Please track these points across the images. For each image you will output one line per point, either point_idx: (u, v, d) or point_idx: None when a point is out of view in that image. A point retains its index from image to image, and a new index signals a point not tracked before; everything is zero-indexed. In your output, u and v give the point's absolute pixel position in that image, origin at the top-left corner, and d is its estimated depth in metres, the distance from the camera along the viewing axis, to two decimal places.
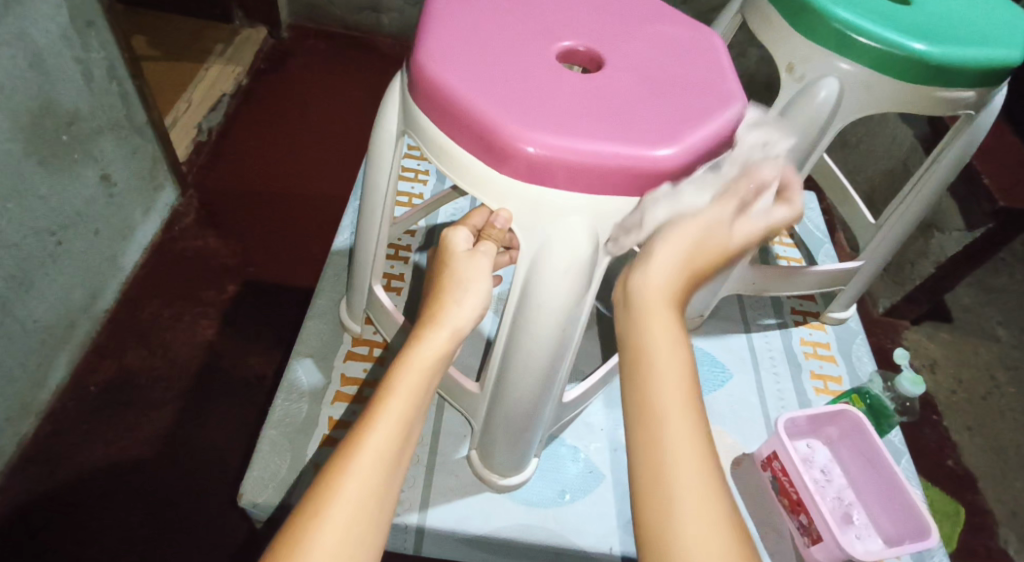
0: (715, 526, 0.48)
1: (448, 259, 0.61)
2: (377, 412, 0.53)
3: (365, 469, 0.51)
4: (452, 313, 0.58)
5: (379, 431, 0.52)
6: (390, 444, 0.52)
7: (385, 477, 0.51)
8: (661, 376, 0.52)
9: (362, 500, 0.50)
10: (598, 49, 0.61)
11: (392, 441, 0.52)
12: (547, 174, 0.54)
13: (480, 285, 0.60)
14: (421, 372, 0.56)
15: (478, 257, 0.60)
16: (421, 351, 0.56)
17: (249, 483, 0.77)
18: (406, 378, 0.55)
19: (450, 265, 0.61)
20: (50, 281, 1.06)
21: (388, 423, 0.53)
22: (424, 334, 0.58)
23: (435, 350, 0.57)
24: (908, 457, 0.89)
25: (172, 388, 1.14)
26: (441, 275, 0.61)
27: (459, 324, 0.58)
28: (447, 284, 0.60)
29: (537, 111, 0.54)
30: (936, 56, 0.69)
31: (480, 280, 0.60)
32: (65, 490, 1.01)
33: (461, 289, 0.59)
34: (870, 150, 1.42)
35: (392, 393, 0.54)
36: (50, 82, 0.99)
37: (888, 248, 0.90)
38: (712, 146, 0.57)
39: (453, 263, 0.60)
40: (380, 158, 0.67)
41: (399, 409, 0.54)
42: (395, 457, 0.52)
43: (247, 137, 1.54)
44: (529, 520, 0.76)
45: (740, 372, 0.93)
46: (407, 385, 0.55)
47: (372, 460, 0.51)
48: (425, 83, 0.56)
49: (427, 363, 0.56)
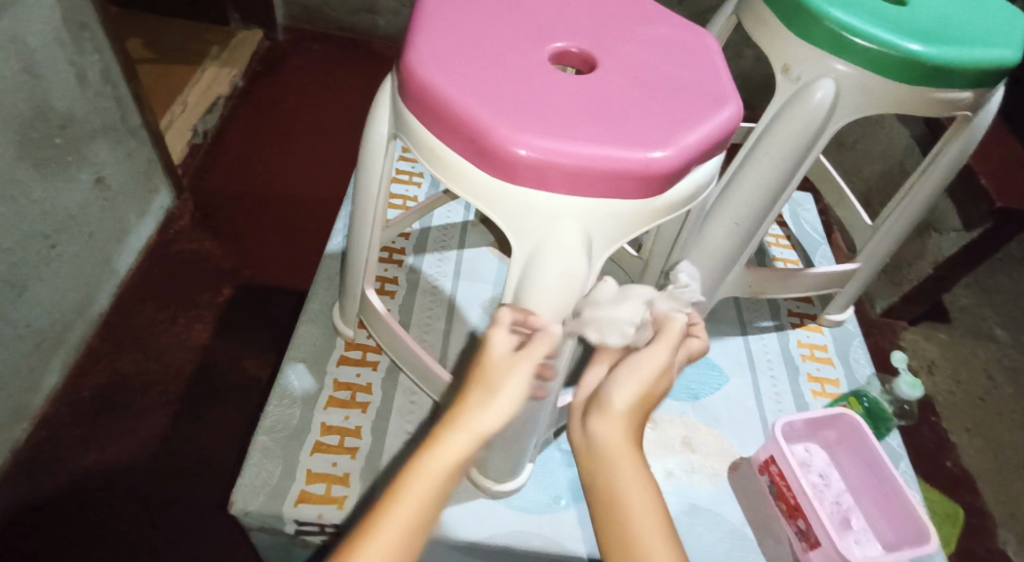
0: None
1: (483, 357, 0.56)
2: (386, 508, 0.50)
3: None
4: (480, 415, 0.53)
5: (388, 527, 0.49)
6: (396, 544, 0.49)
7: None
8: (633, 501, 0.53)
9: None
10: (592, 51, 0.60)
11: (399, 542, 0.49)
12: (539, 177, 0.53)
13: (512, 388, 0.55)
14: (438, 476, 0.51)
15: (517, 359, 0.55)
16: (443, 452, 0.52)
17: (240, 490, 0.75)
18: (419, 481, 0.51)
19: (484, 364, 0.56)
20: (43, 285, 1.05)
21: (396, 523, 0.49)
22: (449, 430, 0.53)
23: (457, 454, 0.52)
24: (907, 461, 0.88)
25: (165, 393, 1.13)
26: (476, 372, 0.56)
27: (486, 427, 0.53)
28: (478, 384, 0.55)
29: (529, 114, 0.54)
30: (933, 56, 0.69)
31: (514, 383, 0.55)
32: (57, 498, 1.00)
33: (493, 392, 0.54)
34: (867, 150, 1.41)
35: (401, 500, 0.50)
36: (43, 85, 0.98)
37: (886, 250, 0.89)
38: (706, 148, 0.56)
39: (487, 364, 0.56)
40: (371, 160, 0.66)
41: (410, 509, 0.50)
42: (398, 558, 0.48)
43: (242, 140, 1.53)
44: (524, 527, 0.75)
45: (736, 375, 0.93)
46: (424, 482, 0.51)
47: (376, 559, 0.48)
48: (415, 85, 0.56)
49: (444, 470, 0.52)
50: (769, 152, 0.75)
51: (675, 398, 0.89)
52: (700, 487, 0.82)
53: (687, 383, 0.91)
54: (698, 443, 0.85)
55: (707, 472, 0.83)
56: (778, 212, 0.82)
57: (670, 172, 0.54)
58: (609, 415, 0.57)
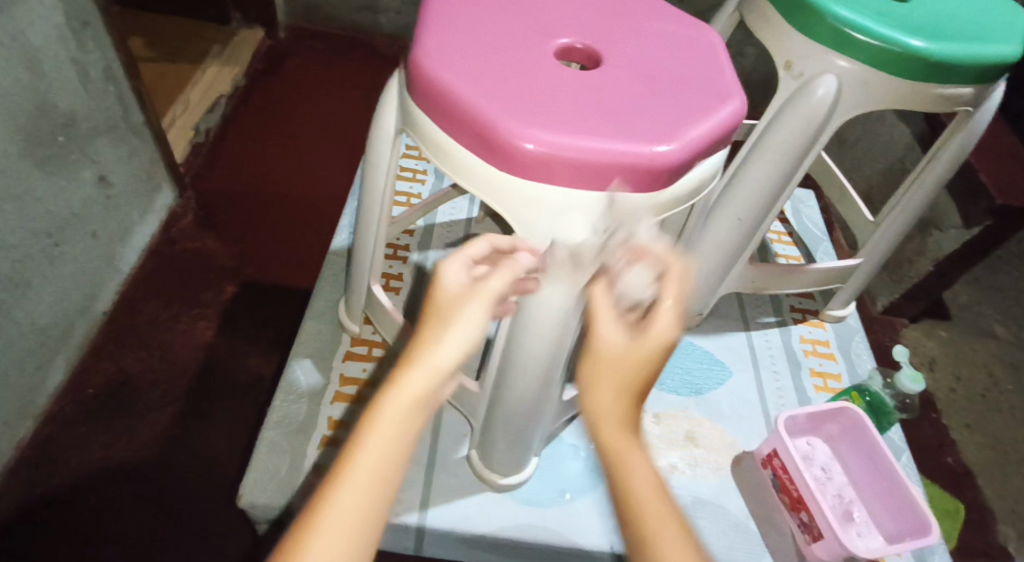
0: None
1: (433, 292, 0.51)
2: (341, 470, 0.45)
3: (327, 544, 0.43)
4: (434, 351, 0.48)
5: (345, 494, 0.44)
6: (358, 512, 0.44)
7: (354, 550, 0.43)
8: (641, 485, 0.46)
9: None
10: (596, 47, 0.61)
11: (363, 507, 0.44)
12: (545, 170, 0.54)
13: (471, 318, 0.49)
14: (394, 426, 0.46)
15: (469, 292, 0.50)
16: (398, 397, 0.47)
17: (248, 484, 0.76)
18: (382, 426, 0.46)
19: (437, 297, 0.50)
20: (48, 282, 1.05)
21: (354, 485, 0.45)
22: (403, 370, 0.48)
23: (413, 396, 0.47)
24: (908, 455, 0.88)
25: (170, 389, 1.13)
26: (426, 311, 0.51)
27: (444, 363, 0.48)
28: (431, 318, 0.50)
29: (534, 108, 0.54)
30: (934, 52, 0.69)
31: (471, 313, 0.49)
32: (63, 494, 1.01)
33: (449, 327, 0.49)
34: (868, 148, 1.42)
35: (363, 449, 0.45)
36: (46, 83, 0.99)
37: (887, 245, 0.90)
38: (711, 143, 0.57)
39: (438, 297, 0.50)
40: (377, 157, 0.66)
41: (370, 467, 0.45)
42: (362, 526, 0.44)
43: (245, 138, 1.54)
44: (529, 520, 0.76)
45: (739, 370, 0.93)
46: (381, 435, 0.46)
47: (337, 532, 0.43)
48: (422, 81, 0.56)
49: (406, 410, 0.47)
50: (771, 148, 0.76)
51: (678, 392, 0.90)
52: (703, 480, 0.82)
53: (690, 378, 0.92)
54: (700, 438, 0.86)
55: (710, 465, 0.84)
56: (781, 207, 0.83)
57: (675, 166, 0.55)
58: (592, 387, 0.50)
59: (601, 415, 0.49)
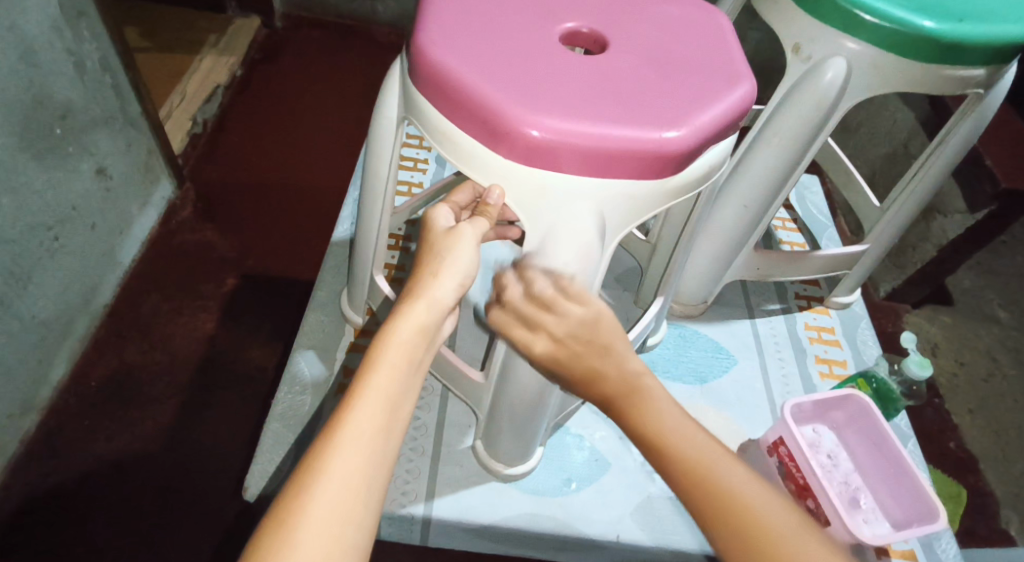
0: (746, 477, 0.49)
1: (427, 236, 0.55)
2: (351, 407, 0.47)
3: (336, 483, 0.45)
4: (431, 287, 0.52)
5: (358, 422, 0.47)
6: (366, 448, 0.46)
7: (363, 484, 0.45)
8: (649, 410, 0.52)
9: (336, 510, 0.44)
10: (602, 31, 0.59)
11: (371, 440, 0.47)
12: (551, 158, 0.52)
13: (463, 258, 0.54)
14: (403, 354, 0.50)
15: (460, 228, 0.54)
16: (400, 330, 0.50)
17: (252, 476, 0.75)
18: (390, 350, 0.50)
19: (429, 242, 0.55)
20: (48, 276, 1.05)
21: (361, 423, 0.47)
22: (401, 311, 0.51)
23: (416, 327, 0.51)
24: (915, 441, 0.88)
25: (173, 383, 1.13)
26: (420, 256, 0.54)
27: (441, 299, 0.52)
28: (426, 258, 0.54)
29: (540, 92, 0.53)
30: (946, 32, 0.68)
31: (461, 252, 0.54)
32: (67, 487, 1.01)
33: (444, 263, 0.53)
34: (871, 133, 1.41)
35: (375, 374, 0.49)
36: (42, 75, 0.98)
37: (893, 231, 0.89)
38: (720, 129, 0.55)
39: (431, 240, 0.55)
40: (379, 144, 0.65)
41: (375, 407, 0.48)
42: (369, 460, 0.46)
43: (243, 129, 1.53)
44: (536, 510, 0.76)
45: (744, 358, 0.93)
46: (383, 372, 0.49)
47: (348, 471, 0.45)
48: (426, 66, 0.54)
49: (412, 333, 0.50)
50: (779, 132, 0.75)
51: (684, 381, 0.89)
52: None
53: (695, 365, 0.91)
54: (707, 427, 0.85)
55: None
56: (789, 190, 0.82)
57: (684, 153, 0.53)
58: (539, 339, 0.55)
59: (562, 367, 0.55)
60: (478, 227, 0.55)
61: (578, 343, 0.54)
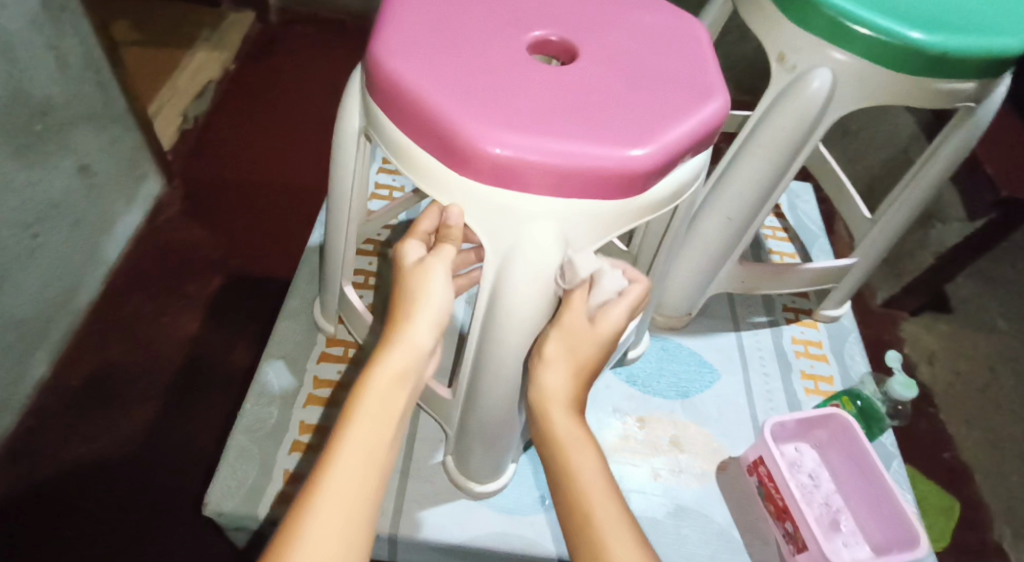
0: (623, 524, 0.53)
1: (399, 273, 0.57)
2: (338, 449, 0.51)
3: (325, 527, 0.48)
4: (408, 327, 0.55)
5: (345, 463, 0.50)
6: (353, 489, 0.50)
7: (351, 522, 0.49)
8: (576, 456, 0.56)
9: (321, 555, 0.47)
10: (572, 40, 0.57)
11: (358, 480, 0.50)
12: (511, 176, 0.50)
13: (435, 294, 0.56)
14: (384, 395, 0.53)
15: (428, 261, 0.56)
16: (380, 371, 0.54)
17: (214, 492, 0.73)
18: (372, 391, 0.53)
19: (401, 279, 0.57)
20: (27, 274, 1.03)
21: (348, 463, 0.50)
22: (381, 353, 0.55)
23: (395, 367, 0.54)
24: (899, 461, 0.86)
25: (155, 383, 1.11)
26: (395, 296, 0.57)
27: (418, 338, 0.55)
28: (400, 297, 0.57)
29: (500, 107, 0.50)
30: (933, 45, 0.66)
31: (433, 287, 0.56)
32: (42, 489, 0.99)
33: (417, 304, 0.56)
34: (871, 138, 1.38)
35: (359, 415, 0.52)
36: (21, 71, 0.96)
37: (883, 243, 0.86)
38: (690, 146, 0.53)
39: (403, 277, 0.57)
40: (342, 153, 0.63)
41: (360, 449, 0.51)
42: (356, 503, 0.49)
43: (233, 125, 1.51)
44: (507, 529, 0.74)
45: (728, 372, 0.90)
46: (365, 420, 0.52)
47: (335, 510, 0.48)
48: (382, 79, 0.52)
49: (392, 374, 0.54)
50: (763, 144, 0.73)
51: (665, 395, 0.87)
52: (687, 487, 0.80)
53: (677, 380, 0.89)
54: (686, 443, 0.83)
55: (694, 472, 0.81)
56: (774, 202, 0.79)
57: (652, 170, 0.51)
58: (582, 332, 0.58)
59: (550, 398, 0.58)
60: (444, 255, 0.56)
61: (597, 348, 0.58)
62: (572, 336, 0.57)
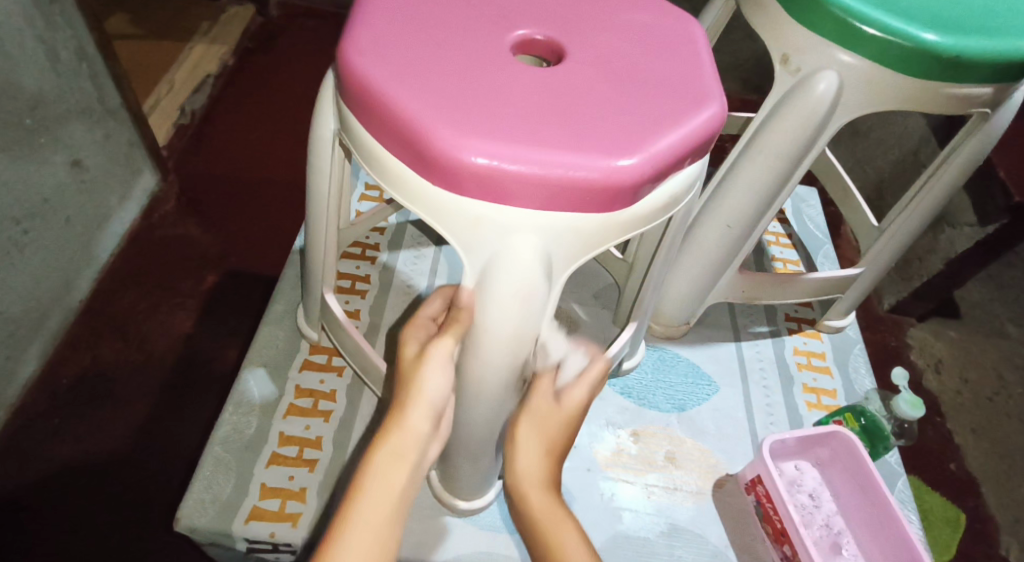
0: None
1: (402, 364, 0.57)
2: (343, 530, 0.51)
3: None
4: (409, 411, 0.55)
5: (349, 545, 0.50)
6: None
7: None
8: (563, 535, 0.57)
9: None
10: (560, 40, 0.54)
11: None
12: (489, 186, 0.47)
13: (435, 383, 0.55)
14: (389, 475, 0.53)
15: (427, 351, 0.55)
16: (383, 454, 0.54)
17: (187, 506, 0.70)
18: (377, 473, 0.53)
19: (403, 370, 0.57)
20: (16, 271, 1.01)
21: (352, 545, 0.50)
22: (384, 436, 0.55)
23: (400, 448, 0.54)
24: (905, 479, 0.82)
25: (148, 382, 1.08)
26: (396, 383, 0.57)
27: (419, 424, 0.55)
28: (402, 385, 0.56)
29: (477, 113, 0.47)
30: (947, 47, 0.62)
31: (433, 374, 0.55)
32: (27, 490, 0.96)
33: (413, 393, 0.55)
34: (880, 140, 1.35)
35: (364, 498, 0.52)
36: (10, 63, 0.94)
37: (891, 252, 0.83)
38: (682, 155, 0.50)
39: (405, 367, 0.57)
40: (319, 155, 0.60)
41: (365, 532, 0.51)
42: None
43: (230, 120, 1.48)
44: (491, 548, 0.71)
45: (727, 385, 0.87)
46: (369, 502, 0.52)
47: None
48: (354, 80, 0.49)
49: (395, 456, 0.54)
50: (765, 149, 0.70)
51: (660, 408, 0.84)
52: (682, 506, 0.77)
53: (674, 392, 0.86)
54: (682, 458, 0.80)
55: (690, 490, 0.78)
56: (776, 211, 0.76)
57: (639, 182, 0.48)
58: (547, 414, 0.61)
59: (526, 483, 0.60)
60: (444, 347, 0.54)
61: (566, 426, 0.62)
62: (542, 419, 0.61)
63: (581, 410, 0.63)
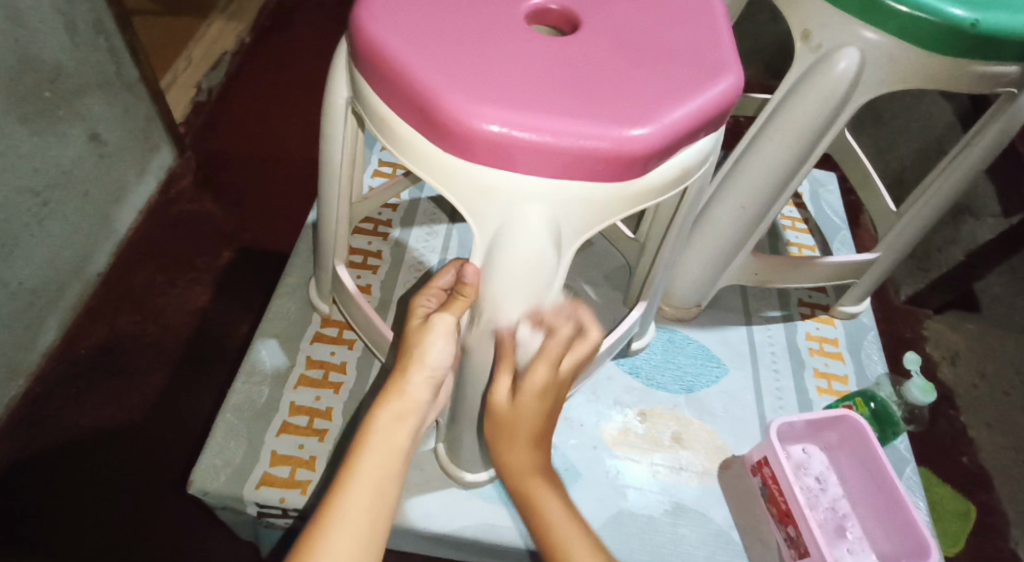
0: None
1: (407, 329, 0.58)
2: (345, 482, 0.52)
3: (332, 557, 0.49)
4: (414, 375, 0.56)
5: (352, 494, 0.51)
6: (360, 519, 0.51)
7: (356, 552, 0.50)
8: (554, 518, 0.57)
9: None
10: (575, 10, 0.53)
11: (364, 513, 0.51)
12: (499, 154, 0.47)
13: (436, 357, 0.56)
14: (392, 431, 0.55)
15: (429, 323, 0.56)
16: (388, 409, 0.55)
17: (199, 471, 0.72)
18: (382, 429, 0.54)
19: (408, 337, 0.57)
20: (35, 241, 1.02)
21: (354, 494, 0.51)
22: (389, 393, 0.56)
23: (404, 406, 0.55)
24: (913, 466, 0.82)
25: (163, 354, 1.09)
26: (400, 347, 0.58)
27: (422, 386, 0.56)
28: (407, 350, 0.57)
29: (490, 81, 0.47)
30: (975, 23, 0.61)
31: (435, 345, 0.56)
32: (45, 455, 0.98)
33: (414, 361, 0.56)
34: (903, 128, 1.33)
35: (368, 451, 0.53)
36: (30, 35, 0.95)
37: (907, 238, 0.82)
38: (696, 127, 0.50)
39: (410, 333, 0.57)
40: (332, 126, 0.60)
41: (367, 484, 0.52)
42: (362, 533, 0.50)
43: (247, 97, 1.49)
44: (496, 520, 0.72)
45: (736, 367, 0.87)
46: (372, 455, 0.53)
47: (343, 539, 0.49)
48: (368, 47, 0.49)
49: (399, 413, 0.55)
50: (782, 127, 0.69)
51: (667, 389, 0.84)
52: (687, 485, 0.77)
53: (682, 373, 0.86)
54: (689, 439, 0.80)
55: (695, 470, 0.78)
56: (791, 192, 0.75)
57: (651, 153, 0.48)
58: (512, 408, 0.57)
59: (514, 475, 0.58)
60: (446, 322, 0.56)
61: (531, 419, 0.57)
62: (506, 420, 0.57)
63: (544, 390, 0.57)
